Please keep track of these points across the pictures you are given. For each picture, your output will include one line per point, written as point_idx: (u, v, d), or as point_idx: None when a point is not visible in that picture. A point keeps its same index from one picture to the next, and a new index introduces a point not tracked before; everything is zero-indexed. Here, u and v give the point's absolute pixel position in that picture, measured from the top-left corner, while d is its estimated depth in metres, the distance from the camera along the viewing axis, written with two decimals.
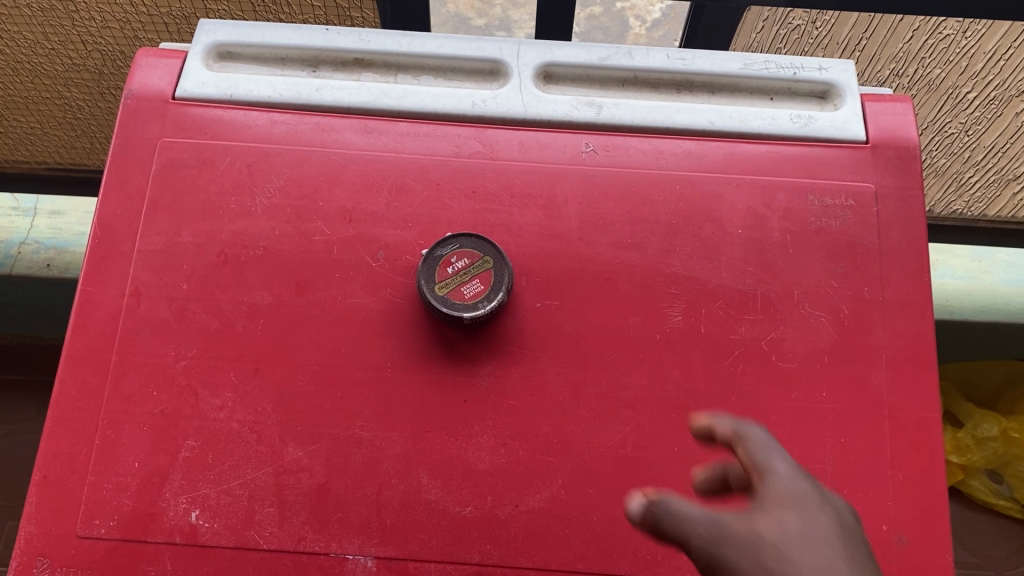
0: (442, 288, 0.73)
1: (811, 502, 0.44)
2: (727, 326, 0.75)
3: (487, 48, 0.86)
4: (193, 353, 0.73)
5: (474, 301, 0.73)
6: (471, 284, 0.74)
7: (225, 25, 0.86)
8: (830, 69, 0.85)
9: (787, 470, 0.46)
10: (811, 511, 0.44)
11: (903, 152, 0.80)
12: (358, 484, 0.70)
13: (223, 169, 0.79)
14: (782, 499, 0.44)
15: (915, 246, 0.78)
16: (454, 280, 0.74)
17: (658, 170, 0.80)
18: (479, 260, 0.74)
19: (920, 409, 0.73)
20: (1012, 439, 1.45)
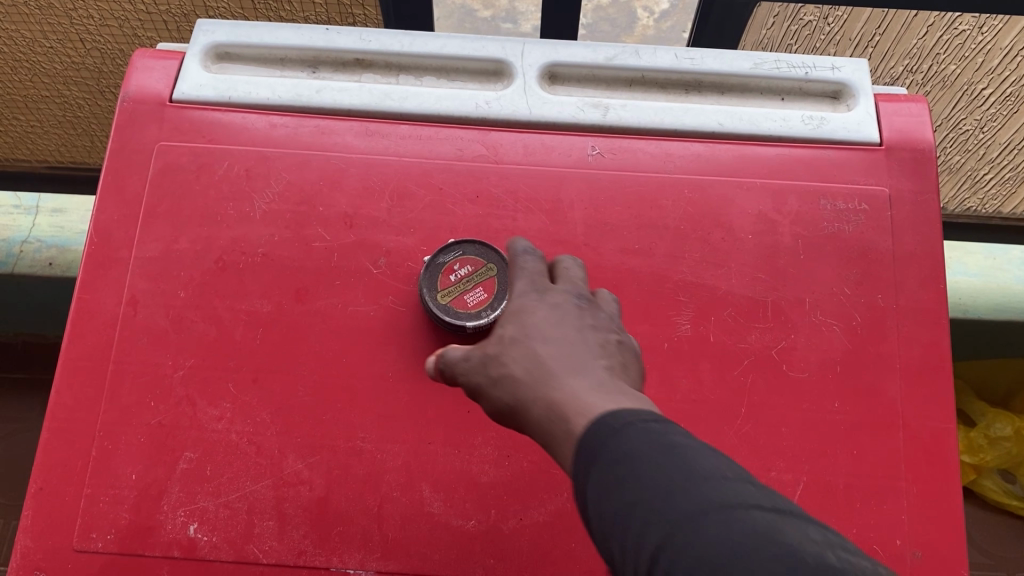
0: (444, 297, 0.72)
1: (570, 322, 0.57)
2: (737, 334, 0.73)
3: (491, 47, 0.84)
4: (191, 362, 0.72)
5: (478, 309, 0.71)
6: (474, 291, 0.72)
7: (223, 25, 0.84)
8: (843, 68, 0.82)
9: (529, 302, 0.59)
10: (555, 316, 0.57)
11: (918, 154, 0.78)
12: (359, 497, 0.69)
13: (222, 173, 0.77)
14: (511, 318, 0.58)
15: (931, 252, 0.76)
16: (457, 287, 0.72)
17: (666, 173, 0.78)
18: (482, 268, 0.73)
19: (935, 420, 0.71)
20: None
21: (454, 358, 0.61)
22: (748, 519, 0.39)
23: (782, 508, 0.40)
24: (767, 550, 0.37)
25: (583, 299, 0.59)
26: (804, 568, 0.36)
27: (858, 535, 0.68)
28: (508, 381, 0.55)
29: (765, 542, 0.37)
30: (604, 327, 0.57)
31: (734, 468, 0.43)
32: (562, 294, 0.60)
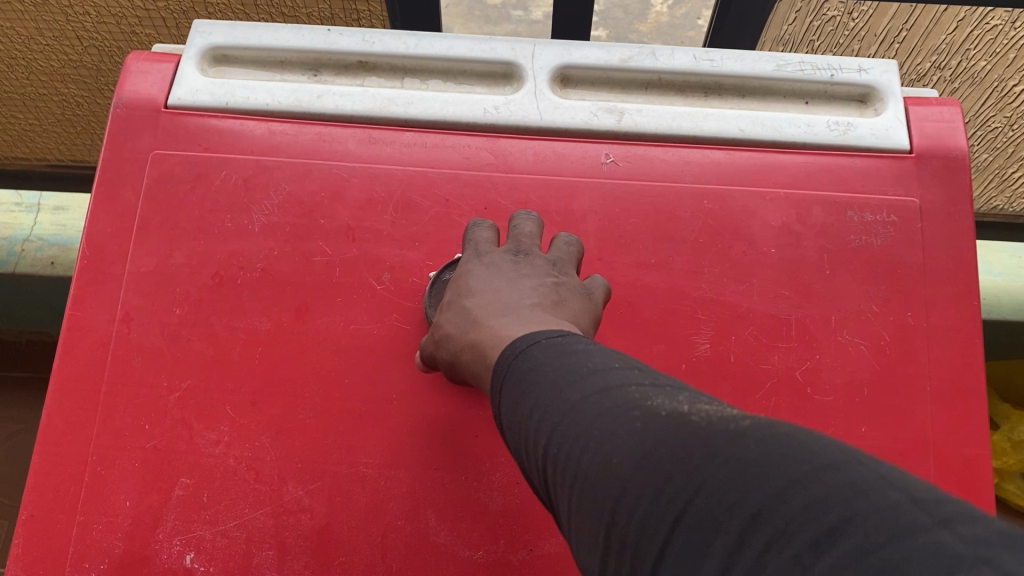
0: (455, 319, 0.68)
1: (500, 272, 0.60)
2: (758, 354, 0.69)
3: (500, 48, 0.80)
4: (186, 384, 0.69)
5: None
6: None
7: (220, 25, 0.80)
8: (871, 70, 0.78)
9: (467, 262, 0.63)
10: (489, 270, 0.61)
11: (950, 162, 0.74)
12: (362, 526, 0.66)
13: (219, 184, 0.74)
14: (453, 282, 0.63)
15: (964, 267, 0.72)
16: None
17: (684, 183, 0.74)
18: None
19: (968, 446, 0.67)
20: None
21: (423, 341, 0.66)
22: (620, 395, 0.41)
23: (659, 383, 0.42)
24: (625, 414, 0.39)
25: (519, 252, 0.62)
26: (651, 427, 0.38)
27: None
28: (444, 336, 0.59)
29: (625, 410, 0.40)
30: (537, 273, 0.60)
31: (623, 358, 0.45)
32: (500, 252, 0.63)
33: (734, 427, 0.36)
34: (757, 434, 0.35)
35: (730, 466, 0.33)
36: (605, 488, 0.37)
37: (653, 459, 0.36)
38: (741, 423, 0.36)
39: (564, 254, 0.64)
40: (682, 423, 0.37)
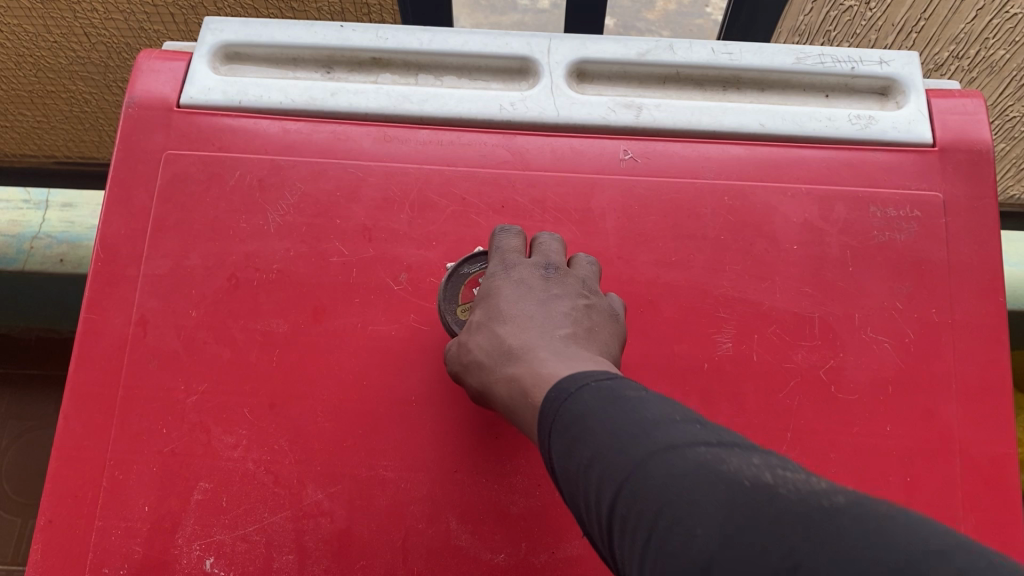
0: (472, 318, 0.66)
1: (532, 296, 0.60)
2: (782, 353, 0.68)
3: (515, 43, 0.78)
4: (204, 387, 0.68)
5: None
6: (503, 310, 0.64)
7: (231, 22, 0.79)
8: (892, 62, 0.77)
9: (496, 282, 0.62)
10: (520, 292, 0.61)
11: (974, 156, 0.73)
12: (382, 529, 0.65)
13: (233, 184, 0.73)
14: (480, 304, 0.62)
15: (988, 262, 0.71)
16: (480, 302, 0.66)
17: (704, 179, 0.73)
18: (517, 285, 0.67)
19: (994, 445, 0.67)
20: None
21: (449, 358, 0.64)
22: (693, 456, 0.40)
23: (727, 441, 0.41)
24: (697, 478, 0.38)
25: (549, 268, 0.62)
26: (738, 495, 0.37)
27: None
28: (477, 365, 0.59)
29: (697, 472, 0.39)
30: (569, 295, 0.60)
31: (681, 411, 0.44)
32: (530, 267, 0.63)
33: (827, 502, 0.35)
34: (856, 512, 0.34)
35: (841, 547, 0.32)
36: (691, 558, 0.36)
37: (746, 533, 0.35)
38: (833, 496, 0.36)
39: (589, 272, 0.64)
40: (769, 494, 0.36)
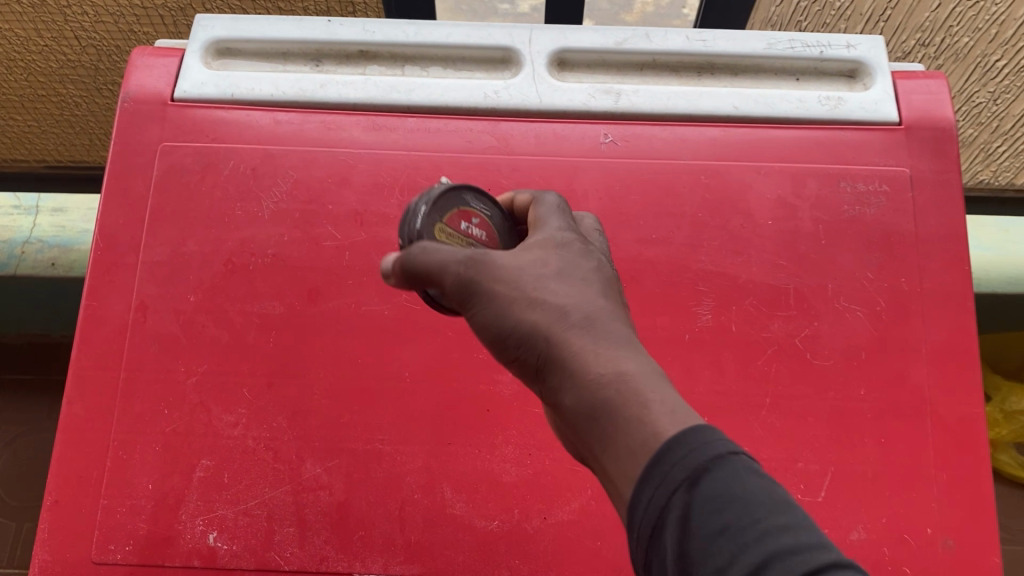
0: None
1: (612, 288, 0.50)
2: (759, 323, 0.71)
3: (498, 34, 0.81)
4: (203, 368, 0.71)
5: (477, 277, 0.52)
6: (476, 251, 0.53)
7: (222, 19, 0.82)
8: (859, 46, 0.80)
9: (578, 245, 0.51)
10: (600, 273, 0.50)
11: (939, 133, 0.77)
12: (379, 501, 0.68)
13: (227, 173, 0.76)
14: (554, 250, 0.49)
15: (954, 234, 0.74)
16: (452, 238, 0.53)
17: (682, 160, 0.76)
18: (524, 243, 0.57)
19: (963, 405, 0.70)
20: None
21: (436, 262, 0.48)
22: None
23: None
24: None
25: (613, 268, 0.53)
26: None
27: (887, 525, 0.67)
28: (543, 321, 0.46)
29: None
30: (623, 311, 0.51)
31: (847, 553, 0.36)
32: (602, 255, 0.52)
33: None
34: None
35: None
36: None
37: None
38: None
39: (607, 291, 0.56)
40: None
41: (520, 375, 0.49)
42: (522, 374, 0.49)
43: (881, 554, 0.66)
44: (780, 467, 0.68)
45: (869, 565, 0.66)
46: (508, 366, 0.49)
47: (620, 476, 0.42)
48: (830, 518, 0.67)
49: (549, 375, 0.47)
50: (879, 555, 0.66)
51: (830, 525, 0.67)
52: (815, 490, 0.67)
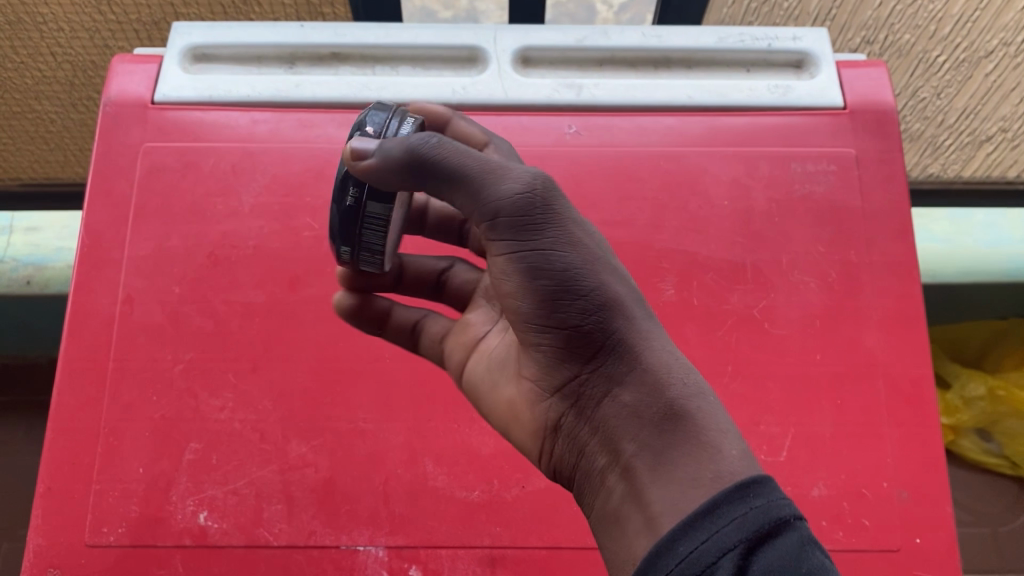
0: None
1: None
2: (719, 297, 0.75)
3: (464, 35, 0.85)
4: (190, 356, 0.73)
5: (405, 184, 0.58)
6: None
7: (199, 26, 0.85)
8: (804, 38, 0.85)
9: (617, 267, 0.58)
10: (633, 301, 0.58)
11: (881, 115, 0.82)
12: (363, 477, 0.71)
13: (208, 170, 0.79)
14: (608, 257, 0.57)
15: (898, 208, 0.79)
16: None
17: (642, 146, 0.81)
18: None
19: (912, 366, 0.74)
20: (1000, 398, 1.32)
21: (514, 192, 0.49)
22: None
23: None
24: None
25: None
26: None
27: (846, 481, 0.71)
28: (621, 302, 0.52)
29: None
30: None
31: None
32: None
33: None
34: None
35: None
36: None
37: None
38: None
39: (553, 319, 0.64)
40: None
41: (556, 348, 0.52)
42: (557, 346, 0.52)
43: (841, 508, 0.70)
44: (743, 430, 0.72)
45: (831, 519, 0.70)
46: (545, 336, 0.52)
47: (671, 495, 0.47)
48: (792, 477, 0.71)
49: (608, 365, 0.51)
50: (839, 509, 0.70)
51: (792, 483, 0.70)
52: (777, 451, 0.71)
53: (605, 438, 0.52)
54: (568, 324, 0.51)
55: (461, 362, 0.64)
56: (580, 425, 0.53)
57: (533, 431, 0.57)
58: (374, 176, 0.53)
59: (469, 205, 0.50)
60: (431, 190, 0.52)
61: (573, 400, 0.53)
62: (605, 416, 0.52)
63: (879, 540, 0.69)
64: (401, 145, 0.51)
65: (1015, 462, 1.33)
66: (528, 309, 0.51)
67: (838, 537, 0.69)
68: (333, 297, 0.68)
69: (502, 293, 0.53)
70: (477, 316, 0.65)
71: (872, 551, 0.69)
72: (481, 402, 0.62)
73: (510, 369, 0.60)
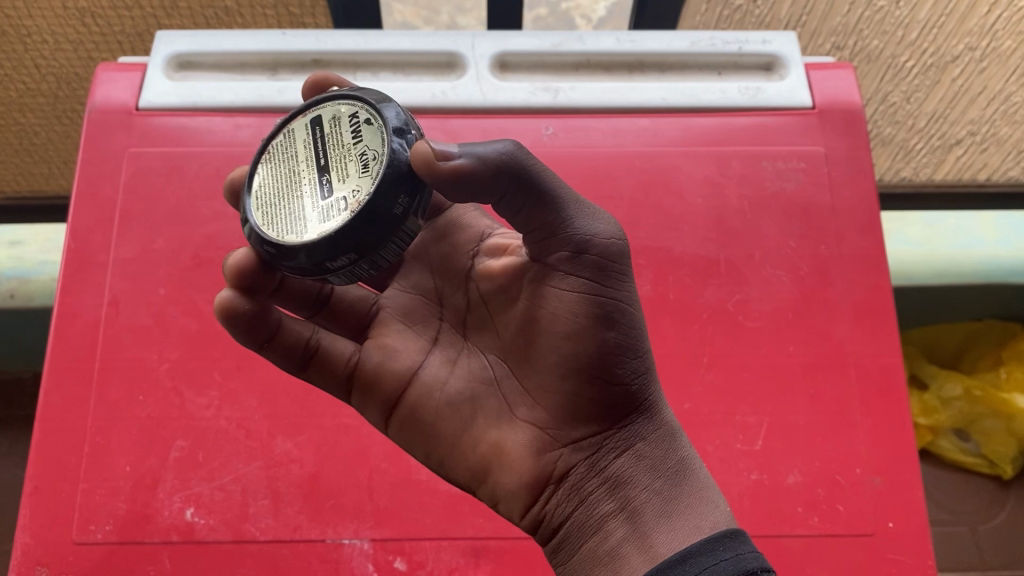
0: (329, 138, 0.56)
1: None
2: (694, 291, 0.78)
3: (443, 41, 0.87)
4: (175, 355, 0.75)
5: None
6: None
7: (182, 35, 0.87)
8: (773, 42, 0.88)
9: None
10: None
11: (848, 115, 0.85)
12: (348, 471, 0.72)
13: (193, 174, 0.81)
14: None
15: (865, 204, 0.82)
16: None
17: (617, 147, 0.83)
18: (469, 280, 0.64)
19: (882, 356, 0.76)
20: (979, 399, 1.24)
21: (609, 237, 0.53)
22: None
23: None
24: None
25: None
26: None
27: (820, 468, 0.72)
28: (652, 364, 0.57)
29: None
30: None
31: None
32: None
33: None
34: None
35: None
36: None
37: None
38: None
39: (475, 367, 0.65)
40: None
41: (597, 393, 0.56)
42: (598, 392, 0.56)
43: (816, 495, 0.72)
44: (719, 420, 0.73)
45: (807, 505, 0.71)
46: (594, 381, 0.55)
47: (674, 541, 0.53)
48: (768, 465, 0.72)
49: (635, 419, 0.57)
50: (814, 495, 0.72)
51: (768, 471, 0.72)
52: (753, 439, 0.73)
53: (614, 485, 0.56)
54: (619, 373, 0.55)
55: (403, 394, 0.61)
56: (587, 472, 0.57)
57: (526, 478, 0.58)
58: (459, 179, 0.49)
59: (557, 232, 0.52)
60: (510, 204, 0.51)
61: (588, 448, 0.57)
62: (620, 465, 0.57)
63: (854, 525, 0.71)
64: (500, 150, 0.50)
65: (994, 463, 1.25)
66: (587, 351, 0.54)
67: (814, 522, 0.71)
68: (217, 295, 0.59)
69: (560, 330, 0.55)
70: (410, 348, 0.63)
71: (847, 536, 0.71)
72: (445, 444, 0.60)
73: (487, 412, 0.60)
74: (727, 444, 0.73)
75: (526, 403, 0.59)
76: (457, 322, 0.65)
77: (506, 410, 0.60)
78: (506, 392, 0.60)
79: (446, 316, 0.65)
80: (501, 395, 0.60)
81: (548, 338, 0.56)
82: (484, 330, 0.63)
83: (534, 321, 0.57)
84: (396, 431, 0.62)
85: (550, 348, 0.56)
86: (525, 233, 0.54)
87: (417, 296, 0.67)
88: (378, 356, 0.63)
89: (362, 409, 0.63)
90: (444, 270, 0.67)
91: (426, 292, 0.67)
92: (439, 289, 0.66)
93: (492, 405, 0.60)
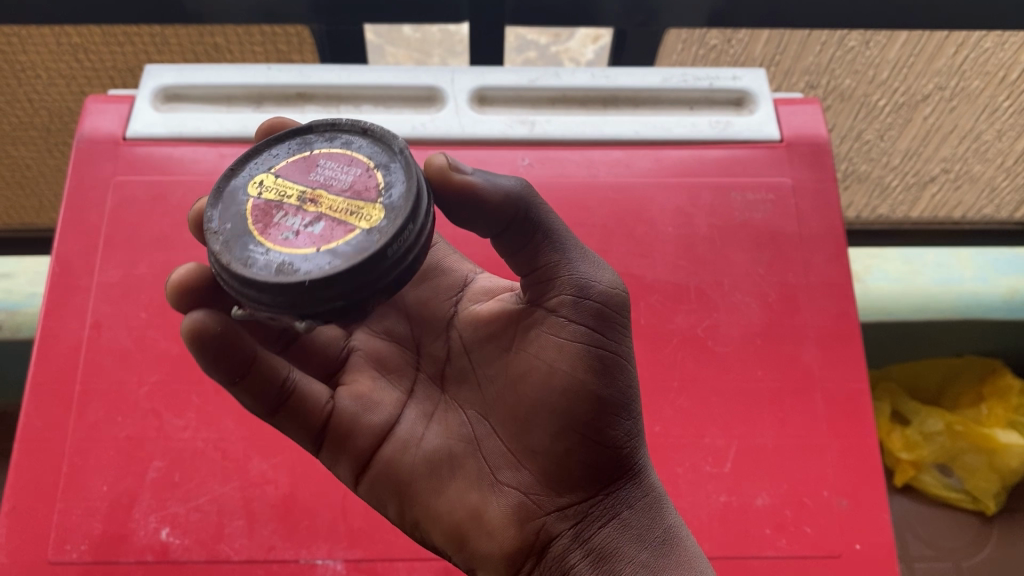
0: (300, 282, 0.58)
1: None
2: (664, 317, 0.80)
3: (423, 76, 0.90)
4: (155, 377, 0.76)
5: (359, 179, 0.56)
6: (360, 184, 0.56)
7: (170, 69, 0.89)
8: (743, 78, 0.91)
9: None
10: None
11: (815, 148, 0.88)
12: (322, 492, 0.73)
13: (177, 202, 0.83)
14: None
15: (832, 234, 0.84)
16: (361, 209, 0.54)
17: (592, 178, 0.86)
18: (452, 328, 0.68)
19: (849, 381, 0.78)
20: (959, 433, 1.18)
21: (610, 287, 0.57)
22: None
23: None
24: None
25: None
26: None
27: (788, 490, 0.73)
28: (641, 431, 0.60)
29: None
30: None
31: None
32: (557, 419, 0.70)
33: None
34: None
35: None
36: None
37: None
38: None
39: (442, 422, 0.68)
40: None
41: (588, 454, 0.58)
42: (589, 453, 0.58)
43: (784, 517, 0.72)
44: (688, 443, 0.75)
45: (775, 527, 0.72)
46: (582, 441, 0.58)
47: None
48: (736, 487, 0.73)
49: (623, 486, 0.60)
50: (782, 517, 0.72)
51: (736, 493, 0.73)
52: (721, 462, 0.74)
53: (598, 557, 0.58)
54: (611, 434, 0.58)
55: (376, 449, 0.62)
56: (571, 543, 0.59)
57: (506, 546, 0.59)
58: (466, 193, 0.56)
59: (562, 275, 0.57)
60: (511, 238, 0.58)
61: (572, 517, 0.60)
62: (605, 536, 0.59)
63: (822, 546, 0.71)
64: (515, 184, 0.57)
65: (977, 498, 1.17)
66: (584, 405, 0.57)
67: (781, 544, 0.71)
68: (186, 314, 0.55)
69: (552, 383, 0.58)
70: (387, 400, 0.64)
71: (815, 557, 0.71)
72: (418, 505, 0.61)
73: (466, 476, 0.61)
74: (696, 466, 0.74)
75: (509, 467, 0.61)
76: (434, 372, 0.67)
77: (487, 475, 0.61)
78: (487, 454, 0.62)
79: (424, 366, 0.68)
80: (482, 457, 0.61)
81: (537, 392, 0.59)
82: (464, 383, 0.65)
83: (527, 378, 0.60)
84: (367, 489, 0.62)
85: (540, 404, 0.59)
86: (525, 278, 0.59)
87: (391, 344, 0.69)
88: (353, 406, 0.63)
89: (332, 464, 0.63)
90: (422, 317, 0.70)
91: (401, 340, 0.69)
92: (416, 336, 0.69)
93: (473, 469, 0.61)
